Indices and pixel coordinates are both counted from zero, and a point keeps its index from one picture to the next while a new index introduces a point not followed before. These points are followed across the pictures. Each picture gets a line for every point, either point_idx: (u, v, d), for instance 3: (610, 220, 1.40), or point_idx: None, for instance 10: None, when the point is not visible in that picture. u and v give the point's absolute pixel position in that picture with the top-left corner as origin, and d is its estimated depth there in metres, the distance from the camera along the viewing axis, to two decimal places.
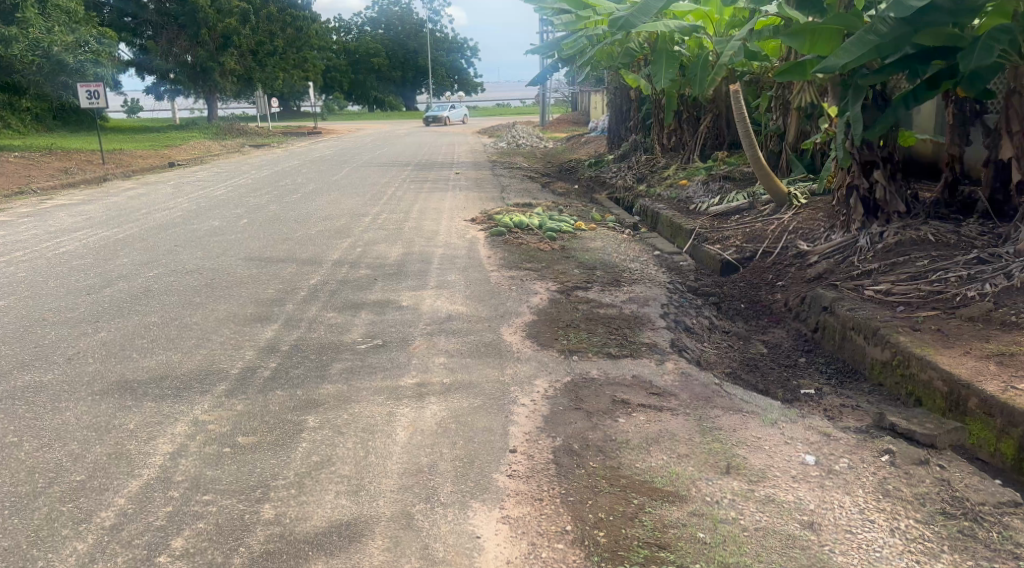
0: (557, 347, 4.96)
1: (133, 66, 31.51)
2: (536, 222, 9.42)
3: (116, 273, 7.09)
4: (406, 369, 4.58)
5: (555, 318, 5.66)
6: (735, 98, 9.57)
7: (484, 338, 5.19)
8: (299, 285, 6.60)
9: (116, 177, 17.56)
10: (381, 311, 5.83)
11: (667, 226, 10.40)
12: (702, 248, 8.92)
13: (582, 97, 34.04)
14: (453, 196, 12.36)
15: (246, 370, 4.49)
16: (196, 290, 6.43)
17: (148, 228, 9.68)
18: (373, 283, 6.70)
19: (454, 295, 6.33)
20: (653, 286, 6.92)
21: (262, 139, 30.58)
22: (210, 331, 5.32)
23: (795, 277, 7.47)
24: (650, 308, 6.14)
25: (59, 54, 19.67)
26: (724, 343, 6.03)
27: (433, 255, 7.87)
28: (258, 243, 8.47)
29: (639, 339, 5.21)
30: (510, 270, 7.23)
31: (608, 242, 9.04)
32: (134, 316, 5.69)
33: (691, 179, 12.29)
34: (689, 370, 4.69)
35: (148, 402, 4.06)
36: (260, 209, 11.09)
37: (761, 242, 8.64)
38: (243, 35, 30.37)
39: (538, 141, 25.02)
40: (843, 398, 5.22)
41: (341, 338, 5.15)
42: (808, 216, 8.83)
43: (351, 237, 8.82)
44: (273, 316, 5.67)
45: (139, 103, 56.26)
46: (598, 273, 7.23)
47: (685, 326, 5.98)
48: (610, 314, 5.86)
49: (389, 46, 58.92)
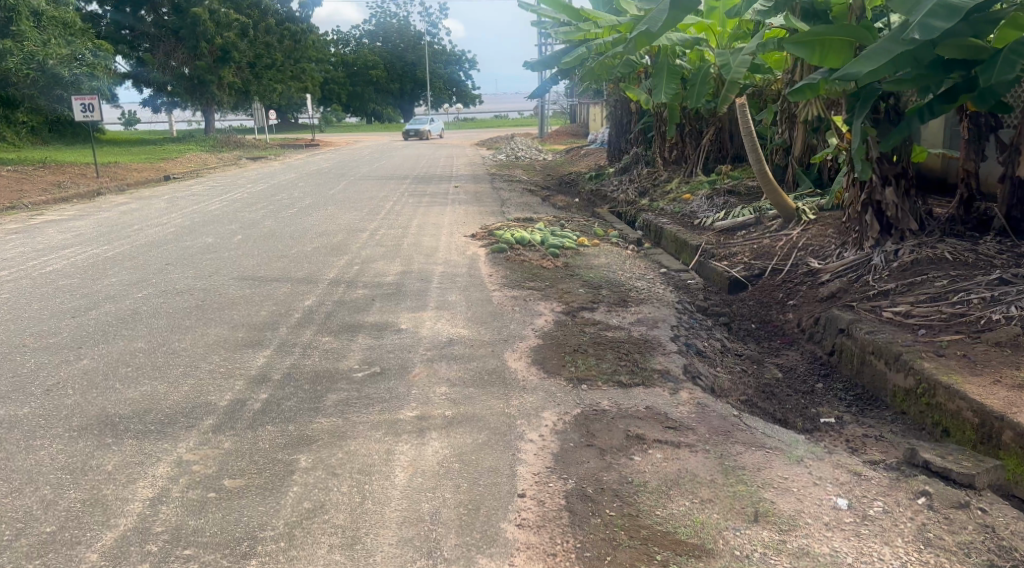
0: (564, 375, 4.70)
1: (130, 79, 31.35)
2: (538, 238, 9.18)
3: (104, 294, 6.84)
4: (406, 400, 4.32)
5: (561, 342, 5.40)
6: (742, 111, 9.31)
7: (488, 364, 4.94)
8: (294, 306, 6.35)
9: (111, 191, 17.33)
10: (380, 335, 5.58)
11: (672, 241, 10.17)
12: (709, 265, 8.68)
13: (581, 109, 33.91)
14: (453, 211, 12.12)
15: (235, 403, 4.24)
16: (186, 313, 6.18)
17: (140, 245, 9.43)
18: (370, 304, 6.44)
19: (455, 316, 6.08)
20: (661, 306, 6.67)
21: (260, 152, 30.39)
22: (199, 357, 5.07)
23: (807, 296, 7.23)
24: (659, 330, 5.89)
25: (54, 67, 19.47)
26: (737, 367, 5.77)
27: (433, 273, 7.62)
28: (252, 261, 8.22)
29: (650, 365, 4.96)
30: (513, 289, 6.97)
31: (612, 258, 8.79)
32: (119, 341, 5.43)
33: (694, 193, 12.05)
34: (704, 400, 4.44)
35: (129, 440, 3.80)
36: (255, 224, 10.84)
37: (770, 258, 8.40)
38: (241, 48, 30.22)
39: (537, 153, 24.83)
40: (865, 428, 4.96)
41: (337, 365, 4.90)
42: (818, 231, 8.60)
43: (348, 254, 8.57)
44: (266, 340, 5.42)
45: (137, 116, 56.13)
46: (604, 292, 6.98)
47: (696, 350, 5.72)
48: (617, 337, 5.60)
49: (387, 59, 58.89)
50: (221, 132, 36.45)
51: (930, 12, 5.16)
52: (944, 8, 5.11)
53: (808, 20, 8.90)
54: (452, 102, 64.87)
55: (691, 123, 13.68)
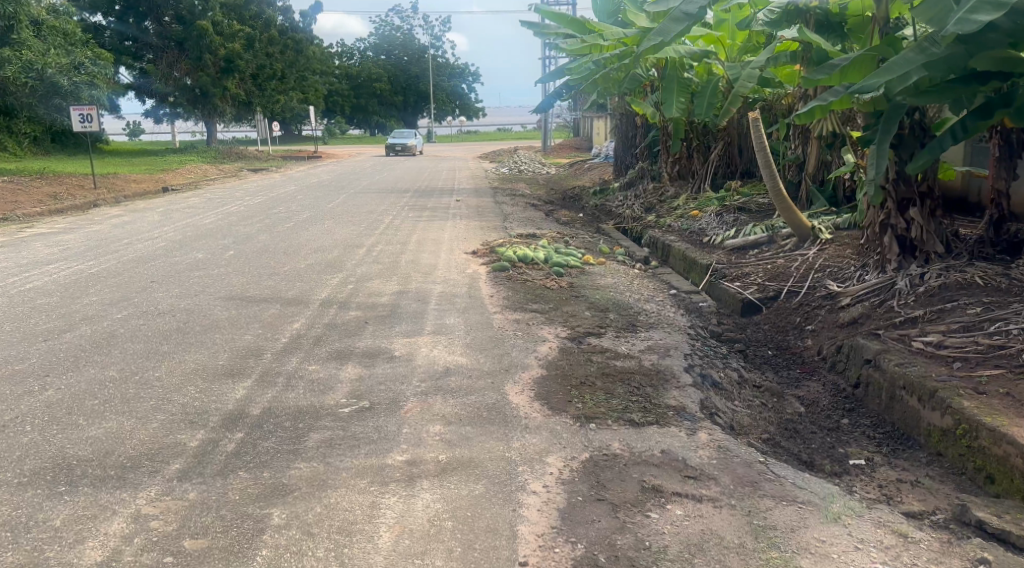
0: (571, 412, 4.28)
1: (131, 90, 31.08)
2: (542, 256, 8.77)
3: (81, 315, 6.44)
4: (396, 441, 3.90)
5: (566, 372, 4.98)
6: (755, 127, 8.90)
7: (487, 397, 4.53)
8: (282, 331, 5.94)
9: (106, 203, 16.95)
10: (372, 363, 5.17)
11: (681, 260, 9.76)
12: (721, 286, 8.25)
13: (584, 123, 33.60)
14: (454, 226, 11.72)
15: (208, 444, 3.85)
16: (165, 336, 5.78)
17: (127, 261, 9.02)
18: (363, 328, 6.03)
19: (453, 342, 5.66)
20: (672, 332, 6.25)
21: (261, 164, 30.07)
22: (173, 389, 4.65)
23: (826, 322, 6.81)
24: (671, 359, 5.47)
25: (53, 77, 19.13)
26: (756, 401, 5.35)
27: (430, 294, 7.20)
28: (241, 279, 7.81)
29: (664, 400, 4.54)
30: (514, 312, 6.55)
31: (618, 278, 8.37)
32: (89, 369, 5.02)
33: (703, 209, 11.64)
34: (725, 443, 4.03)
35: (84, 488, 3.40)
36: (248, 239, 10.42)
37: (785, 280, 7.98)
38: (245, 60, 29.93)
39: (541, 167, 24.37)
40: (898, 472, 4.56)
41: (324, 398, 4.49)
42: (835, 252, 8.18)
43: (342, 272, 8.15)
44: (249, 369, 5.02)
45: (140, 127, 55.84)
46: (611, 316, 6.57)
47: (712, 382, 5.30)
48: (626, 367, 5.18)
49: (391, 71, 58.73)
50: (222, 143, 36.08)
51: (971, 9, 4.83)
52: (986, 5, 4.79)
53: (823, 33, 8.55)
54: (455, 114, 64.48)
55: (699, 137, 13.28)
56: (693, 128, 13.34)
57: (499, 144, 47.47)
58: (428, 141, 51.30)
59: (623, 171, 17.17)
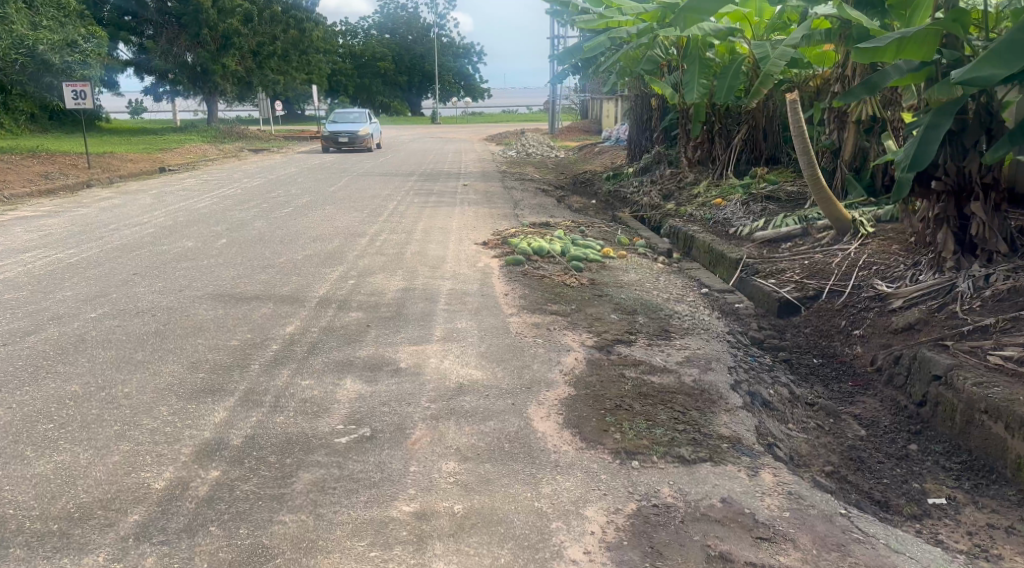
0: (607, 444, 3.63)
1: (131, 67, 30.29)
2: (558, 248, 8.07)
3: (51, 313, 5.79)
4: (402, 484, 3.25)
5: (598, 391, 4.32)
6: (793, 108, 8.17)
7: (508, 423, 3.87)
8: (273, 335, 5.29)
9: (100, 184, 16.27)
10: (375, 377, 4.51)
11: (706, 252, 9.06)
12: (753, 282, 7.56)
13: (594, 106, 32.78)
14: (462, 213, 11.02)
15: (177, 486, 3.22)
16: (141, 341, 5.14)
17: (110, 250, 8.35)
18: (364, 332, 5.36)
19: (465, 352, 4.98)
20: (710, 339, 5.58)
21: (263, 144, 29.33)
22: (143, 410, 4.00)
23: (877, 326, 6.13)
24: (714, 374, 4.81)
25: (45, 53, 18.23)
26: (812, 424, 4.68)
27: (439, 292, 6.52)
28: (234, 273, 7.13)
29: (715, 429, 3.88)
30: (533, 315, 5.87)
31: (643, 274, 7.67)
32: (49, 383, 4.37)
33: (727, 197, 10.91)
34: (796, 489, 3.38)
35: (17, 552, 2.80)
36: (243, 227, 9.73)
37: (826, 277, 7.28)
38: (244, 36, 28.94)
39: (550, 151, 23.50)
40: (987, 514, 3.90)
41: (318, 424, 3.85)
42: (881, 247, 7.46)
43: (342, 265, 7.46)
44: (233, 384, 4.38)
45: (142, 106, 54.83)
46: (641, 320, 5.89)
47: (762, 402, 4.64)
48: (665, 385, 4.49)
49: (396, 51, 57.79)
50: (221, 122, 35.07)
51: None
52: None
53: (864, 8, 7.84)
54: (459, 94, 63.14)
55: (721, 120, 12.50)
56: (714, 109, 12.58)
57: (506, 125, 46.18)
58: (432, 122, 50.16)
59: (637, 153, 16.40)
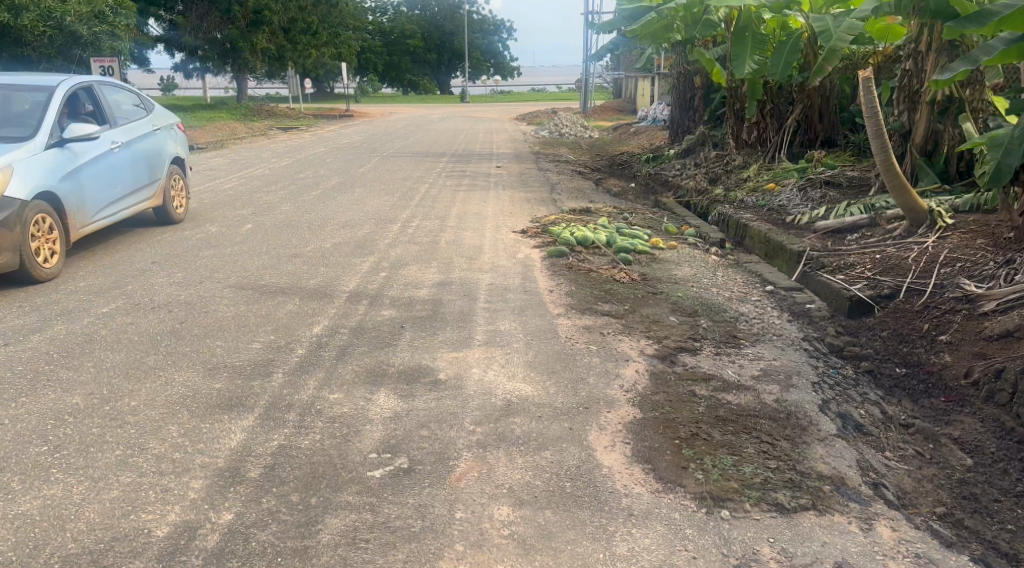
0: (688, 486, 3.09)
1: (160, 43, 29.79)
2: (605, 238, 7.46)
3: (60, 307, 5.31)
4: (448, 538, 2.75)
5: (667, 412, 3.75)
6: (866, 87, 7.43)
7: (567, 455, 3.32)
8: (298, 337, 4.77)
9: None
10: (411, 391, 3.97)
11: (762, 243, 8.38)
12: (819, 277, 6.90)
13: (628, 84, 31.83)
14: (498, 197, 10.42)
15: (182, 534, 2.77)
16: (154, 342, 4.65)
17: (129, 235, 7.87)
18: (398, 335, 4.81)
19: (512, 361, 4.42)
20: (784, 348, 4.98)
21: (292, 122, 28.81)
22: (151, 429, 3.51)
23: (968, 332, 5.48)
24: (797, 396, 4.24)
25: (72, 25, 17.80)
26: (910, 451, 4.09)
27: (479, 287, 5.97)
28: (258, 262, 6.61)
29: (811, 466, 3.37)
30: (583, 316, 5.29)
31: (698, 269, 7.05)
32: (48, 393, 3.87)
33: (781, 182, 10.20)
34: (922, 551, 2.84)
35: None
36: (268, 210, 9.23)
37: (902, 273, 6.60)
38: (276, 13, 28.39)
39: (584, 131, 22.72)
40: None
41: (346, 449, 3.32)
42: (963, 242, 6.76)
43: (373, 255, 6.92)
44: (253, 396, 3.87)
45: (172, 82, 54.50)
46: (704, 324, 5.30)
47: (854, 427, 4.09)
48: (744, 407, 3.91)
49: (425, 28, 56.86)
50: (250, 100, 34.54)
51: None
52: None
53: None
54: (488, 72, 62.08)
55: (773, 99, 11.71)
56: (765, 88, 11.81)
57: (535, 104, 45.16)
58: (460, 100, 49.13)
59: (679, 135, 15.53)
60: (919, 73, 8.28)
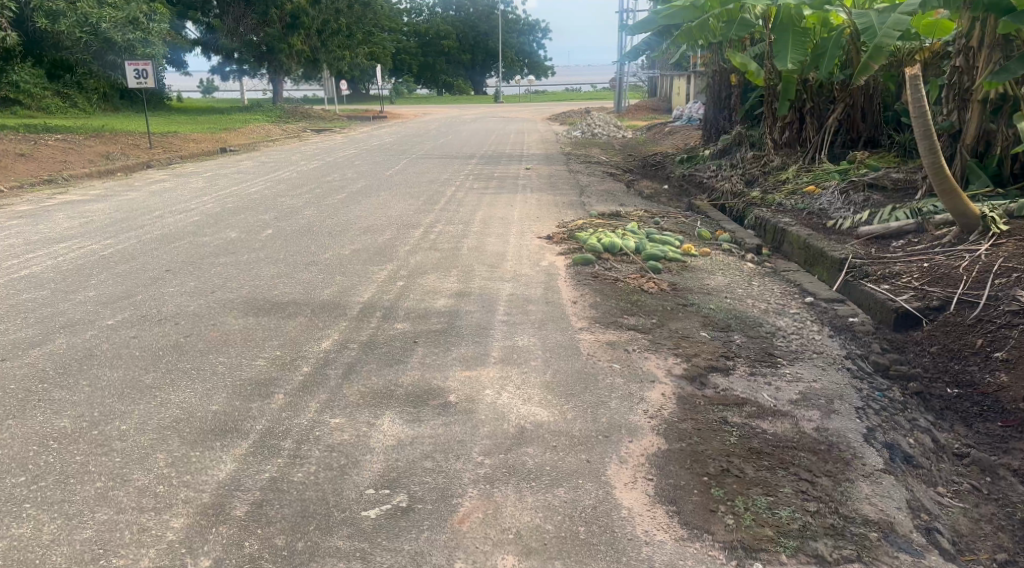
0: (716, 535, 2.81)
1: (197, 45, 29.91)
2: (634, 245, 7.12)
3: (66, 318, 5.12)
4: None
5: (696, 442, 3.43)
6: (914, 85, 6.94)
7: (583, 493, 3.03)
8: (305, 352, 4.51)
9: (159, 164, 15.82)
10: (418, 415, 3.68)
11: (801, 249, 7.98)
12: (862, 287, 6.50)
13: (664, 83, 31.27)
14: (526, 201, 10.12)
15: None
16: (155, 357, 4.39)
17: (148, 241, 7.72)
18: (410, 351, 4.54)
19: (528, 381, 4.12)
20: (824, 368, 4.63)
21: (325, 123, 28.78)
22: (140, 456, 3.27)
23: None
24: (838, 423, 3.88)
25: (109, 30, 17.39)
26: (966, 485, 3.72)
27: (499, 298, 5.68)
28: (273, 271, 6.39)
29: (856, 508, 3.05)
30: (607, 331, 4.98)
31: (732, 278, 6.69)
32: (37, 414, 3.66)
33: (822, 185, 9.76)
34: None
35: None
36: (291, 215, 9.04)
37: (952, 282, 6.18)
38: (311, 15, 28.35)
39: (617, 131, 22.30)
40: None
41: (341, 484, 3.07)
42: (1017, 250, 6.32)
43: (392, 263, 6.67)
44: (249, 419, 3.60)
45: (211, 85, 55.08)
46: (738, 340, 4.95)
47: (902, 458, 3.75)
48: (781, 437, 3.59)
49: (459, 28, 56.63)
50: (284, 101, 34.64)
51: None
52: None
53: None
54: (522, 72, 61.77)
55: (812, 98, 11.25)
56: (804, 86, 11.36)
57: (570, 105, 44.87)
58: (495, 101, 48.91)
59: (714, 135, 15.10)
60: (970, 70, 7.84)
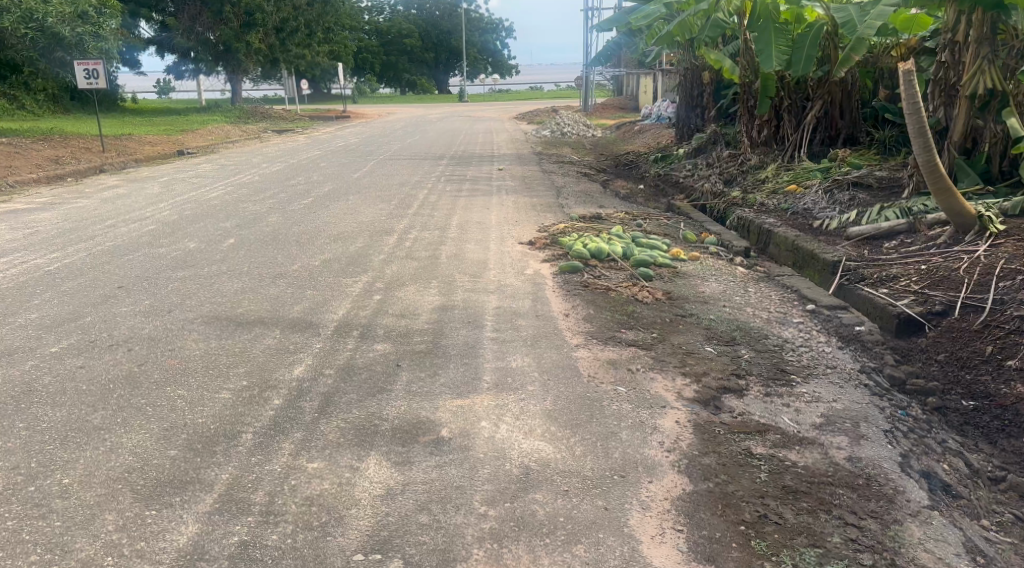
0: None
1: (152, 44, 28.93)
2: (622, 250, 6.73)
3: (3, 346, 4.60)
4: None
5: (724, 483, 3.07)
6: (907, 81, 6.63)
7: (606, 551, 2.70)
8: (276, 381, 4.04)
9: (112, 169, 15.10)
10: (408, 456, 3.25)
11: (791, 250, 7.67)
12: (860, 291, 6.17)
13: (631, 81, 31.08)
14: (500, 203, 9.70)
15: None
16: (105, 392, 3.89)
17: (100, 253, 7.16)
18: (393, 377, 4.10)
19: (526, 411, 3.71)
20: (841, 386, 4.28)
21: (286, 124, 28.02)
22: (83, 521, 2.82)
23: None
24: (869, 451, 3.53)
25: (56, 27, 16.51)
26: (1011, 515, 3.39)
27: (485, 312, 5.26)
28: (237, 285, 5.90)
29: (911, 558, 2.74)
30: (606, 347, 4.59)
31: (726, 284, 6.33)
32: None
33: (805, 183, 9.48)
34: None
35: None
36: (254, 222, 8.52)
37: (954, 282, 5.87)
38: (270, 13, 27.57)
39: (587, 129, 21.99)
40: None
41: (324, 548, 2.70)
42: (1019, 251, 6.04)
43: (367, 274, 6.22)
44: (213, 467, 3.15)
45: (168, 86, 53.80)
46: (746, 356, 4.59)
47: (941, 488, 3.40)
48: (814, 469, 3.24)
49: (422, 27, 56.06)
50: (245, 100, 33.85)
51: None
52: None
53: None
54: (485, 70, 61.35)
55: (790, 95, 10.98)
56: (782, 83, 11.04)
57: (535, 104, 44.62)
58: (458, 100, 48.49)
59: (685, 133, 14.79)
60: (956, 65, 7.50)
